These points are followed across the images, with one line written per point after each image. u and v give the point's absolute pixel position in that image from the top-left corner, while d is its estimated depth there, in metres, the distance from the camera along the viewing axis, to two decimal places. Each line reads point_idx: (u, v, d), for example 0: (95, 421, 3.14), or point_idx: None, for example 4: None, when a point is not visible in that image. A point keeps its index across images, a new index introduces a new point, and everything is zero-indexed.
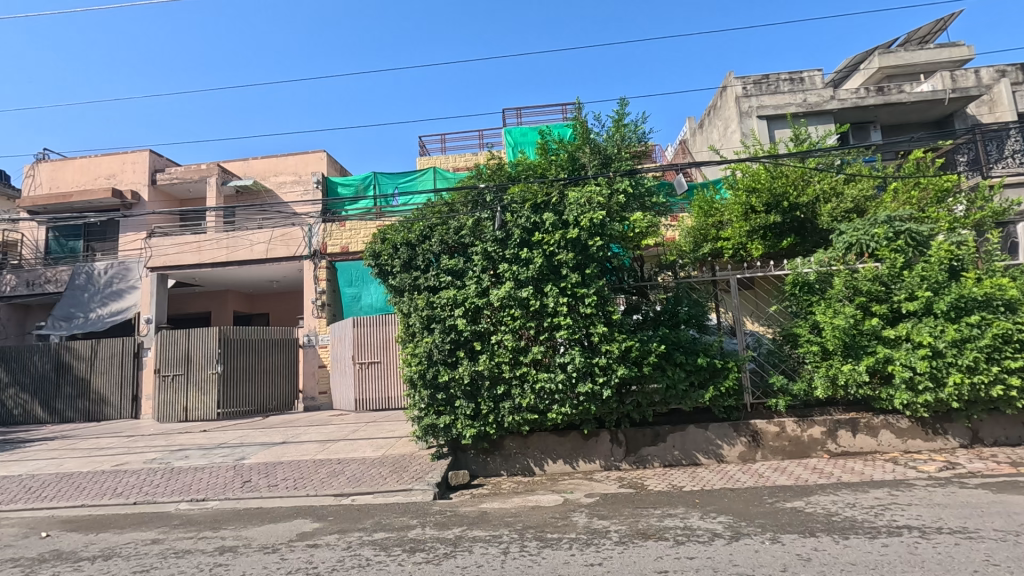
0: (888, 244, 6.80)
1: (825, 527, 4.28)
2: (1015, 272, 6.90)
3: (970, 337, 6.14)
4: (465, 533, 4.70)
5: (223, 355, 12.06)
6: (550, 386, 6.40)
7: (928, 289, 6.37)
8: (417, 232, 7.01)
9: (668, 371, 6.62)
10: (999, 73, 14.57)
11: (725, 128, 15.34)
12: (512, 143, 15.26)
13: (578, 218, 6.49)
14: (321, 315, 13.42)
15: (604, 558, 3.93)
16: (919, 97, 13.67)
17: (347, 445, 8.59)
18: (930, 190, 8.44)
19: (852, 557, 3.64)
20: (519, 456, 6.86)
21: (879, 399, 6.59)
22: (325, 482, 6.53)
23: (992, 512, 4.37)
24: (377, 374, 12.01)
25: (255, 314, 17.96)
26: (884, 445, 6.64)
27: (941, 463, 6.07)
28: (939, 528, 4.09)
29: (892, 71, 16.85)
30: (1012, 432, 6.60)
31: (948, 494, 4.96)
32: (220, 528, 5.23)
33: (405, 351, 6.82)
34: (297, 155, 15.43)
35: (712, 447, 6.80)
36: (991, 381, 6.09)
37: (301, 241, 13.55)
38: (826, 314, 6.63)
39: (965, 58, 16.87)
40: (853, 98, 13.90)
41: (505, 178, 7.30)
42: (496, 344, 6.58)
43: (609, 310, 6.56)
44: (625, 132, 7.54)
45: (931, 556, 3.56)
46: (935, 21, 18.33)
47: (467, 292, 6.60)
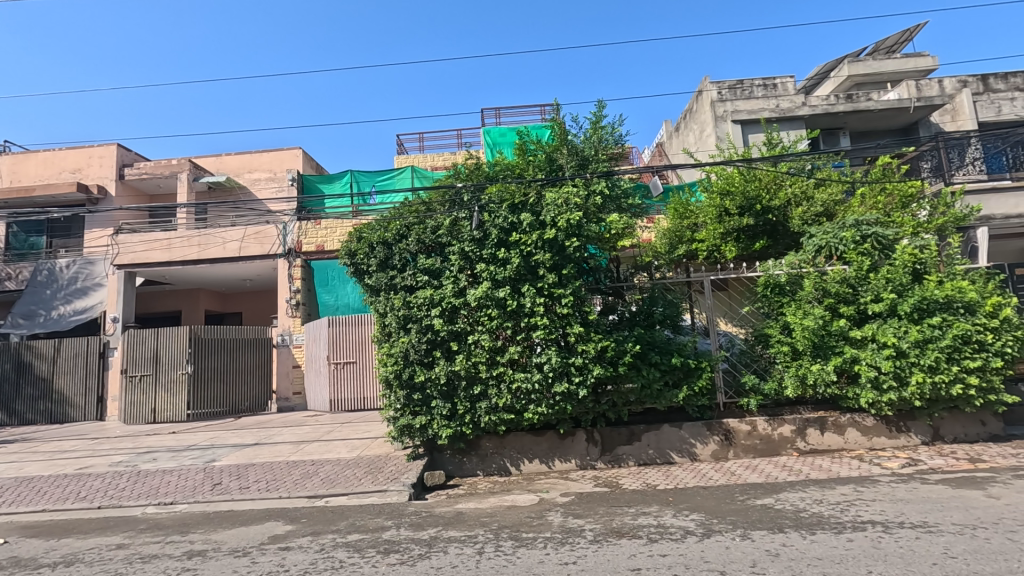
0: (856, 248, 7.00)
1: (794, 523, 4.38)
2: (975, 276, 7.16)
3: (932, 338, 6.36)
4: (440, 534, 4.67)
5: (195, 355, 11.79)
6: (527, 386, 6.41)
7: (892, 291, 6.58)
8: (393, 231, 6.97)
9: (643, 371, 6.68)
10: (961, 84, 15.14)
11: (700, 131, 15.58)
12: (490, 143, 15.26)
13: (556, 218, 6.52)
14: (295, 314, 13.22)
15: (578, 556, 3.96)
16: (887, 105, 14.06)
17: (322, 446, 8.48)
18: (895, 195, 8.69)
19: (818, 552, 3.73)
20: (495, 456, 6.87)
21: (846, 398, 6.78)
22: (298, 484, 6.43)
23: (951, 506, 4.53)
24: (353, 374, 11.89)
25: (228, 313, 17.63)
26: (850, 443, 6.83)
27: (904, 459, 6.26)
28: (901, 523, 4.22)
29: (861, 79, 17.30)
30: (971, 430, 6.85)
31: (911, 490, 5.12)
32: (188, 532, 5.11)
33: (380, 351, 6.77)
34: (272, 152, 15.14)
35: (686, 446, 6.90)
36: (951, 380, 6.30)
37: (276, 239, 13.33)
38: (796, 315, 6.80)
39: (929, 68, 17.42)
40: (823, 105, 14.26)
41: (482, 178, 7.29)
42: (473, 344, 6.57)
43: (586, 310, 6.62)
44: (602, 134, 7.62)
45: (893, 550, 3.67)
46: (901, 31, 18.92)
47: (444, 292, 6.57)
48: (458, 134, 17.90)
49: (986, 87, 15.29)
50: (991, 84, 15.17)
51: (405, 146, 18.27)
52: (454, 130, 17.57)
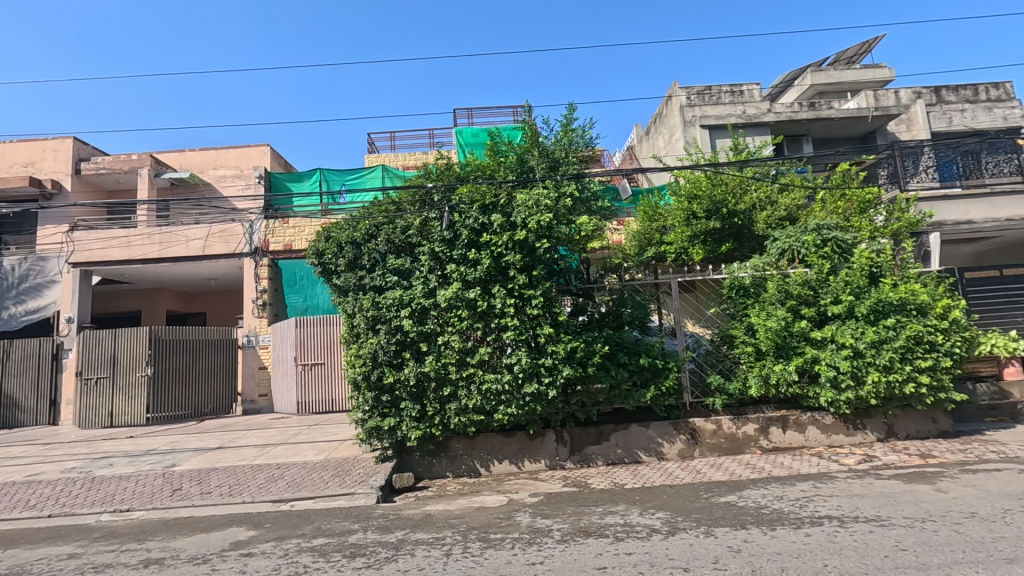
0: (816, 251, 7.25)
1: (755, 519, 4.49)
2: (927, 279, 7.48)
3: (887, 338, 6.61)
4: (407, 536, 4.64)
5: (154, 356, 11.38)
6: (497, 387, 6.41)
7: (850, 294, 6.81)
8: (362, 231, 6.89)
9: (612, 371, 6.75)
10: (915, 95, 15.83)
11: (670, 136, 15.82)
12: (463, 144, 15.24)
13: (526, 220, 6.53)
14: (262, 315, 12.94)
15: (546, 556, 3.99)
16: (847, 113, 14.58)
17: (288, 448, 8.31)
18: (854, 201, 9.01)
19: (777, 547, 3.83)
20: (465, 457, 6.85)
21: (806, 397, 6.98)
22: (263, 488, 6.29)
23: (903, 500, 4.72)
24: (320, 375, 11.69)
25: (191, 313, 17.16)
26: (810, 440, 7.04)
27: (860, 456, 6.49)
28: (856, 517, 4.37)
29: (823, 88, 17.88)
30: (923, 427, 7.14)
31: (866, 485, 5.31)
32: (145, 539, 4.95)
33: (349, 352, 6.68)
34: (239, 148, 14.79)
35: (653, 445, 7.01)
36: (905, 380, 6.55)
37: (242, 238, 13.02)
38: (760, 316, 6.99)
39: (886, 79, 18.10)
40: (787, 112, 14.66)
41: (453, 178, 7.25)
42: (443, 345, 6.53)
43: (555, 311, 6.65)
44: (573, 137, 7.68)
45: (847, 544, 3.80)
46: (860, 43, 19.63)
47: (414, 292, 6.53)
48: (430, 133, 17.78)
49: (938, 99, 16.01)
50: (942, 95, 15.87)
51: (376, 145, 18.09)
52: (426, 129, 17.48)
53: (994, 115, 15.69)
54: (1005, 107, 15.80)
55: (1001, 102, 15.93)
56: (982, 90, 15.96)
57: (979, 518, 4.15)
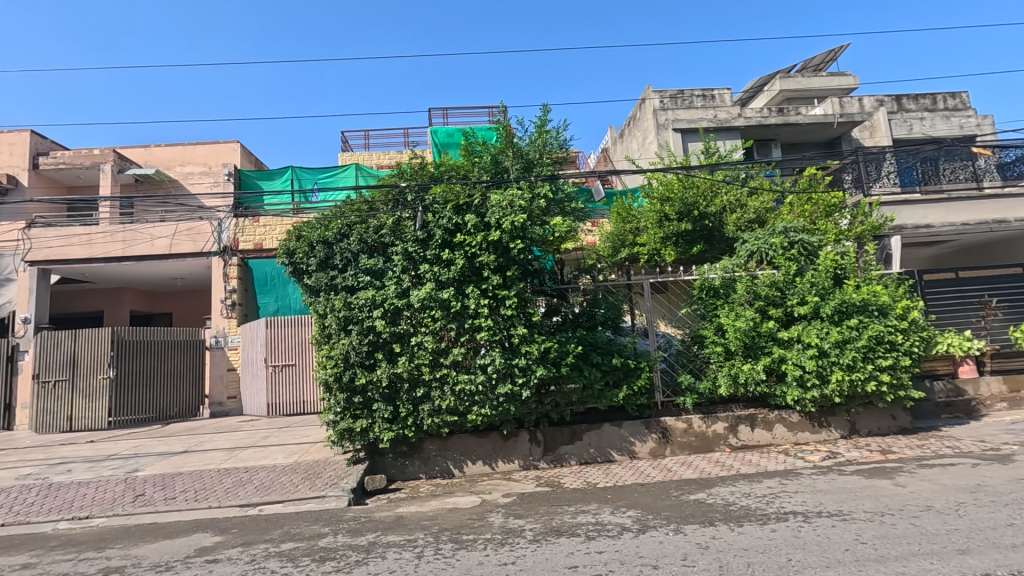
0: (784, 253, 7.45)
1: (723, 516, 4.58)
2: (888, 281, 7.74)
3: (851, 338, 6.80)
4: (378, 539, 4.59)
5: (117, 359, 11.00)
6: (471, 387, 6.40)
7: (816, 295, 6.99)
8: (334, 230, 6.81)
9: (585, 371, 6.81)
10: (877, 103, 16.38)
11: (643, 139, 16.04)
12: (437, 143, 15.16)
13: (500, 220, 6.52)
14: (231, 315, 12.66)
15: (518, 556, 3.99)
16: (814, 119, 14.97)
17: (257, 451, 8.15)
18: (820, 205, 9.27)
19: (744, 543, 3.92)
20: (438, 458, 6.82)
21: (774, 395, 7.14)
22: (230, 493, 6.15)
23: (864, 495, 4.87)
24: (291, 377, 11.48)
25: (157, 313, 16.68)
26: (778, 438, 7.21)
27: (824, 453, 6.68)
28: (819, 512, 4.49)
29: (792, 94, 18.34)
30: (883, 424, 7.37)
31: (830, 481, 5.46)
32: (105, 547, 4.79)
33: (320, 353, 6.60)
34: (207, 145, 14.44)
35: (626, 444, 7.09)
36: (867, 378, 6.75)
37: (210, 237, 12.71)
38: (729, 317, 7.13)
39: (851, 87, 18.66)
40: (757, 117, 14.97)
41: (427, 178, 7.19)
42: (415, 346, 6.49)
43: (529, 311, 6.67)
44: (547, 138, 7.69)
45: (811, 538, 3.90)
46: (827, 51, 20.20)
47: (387, 292, 6.47)
48: (405, 132, 17.66)
49: (899, 107, 16.59)
50: (903, 103, 16.45)
51: (349, 143, 17.88)
52: (400, 128, 17.35)
53: (952, 123, 16.34)
54: (962, 115, 16.48)
55: (958, 111, 16.59)
56: (941, 99, 16.59)
57: (934, 511, 4.30)
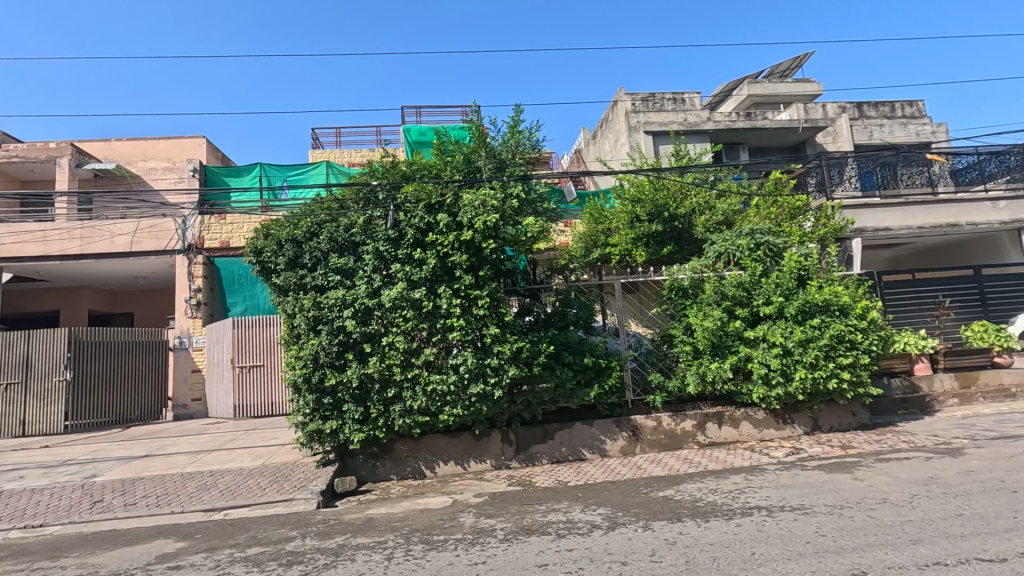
0: (750, 254, 7.64)
1: (690, 512, 4.67)
2: (849, 282, 8.00)
3: (813, 337, 7.00)
4: (348, 541, 4.54)
5: (74, 360, 10.52)
6: (442, 387, 6.38)
7: (781, 295, 7.19)
8: (304, 228, 6.71)
9: (557, 371, 6.85)
10: (840, 109, 16.91)
11: (615, 140, 16.23)
12: (410, 142, 15.04)
13: (472, 219, 6.50)
14: (196, 315, 12.33)
15: (488, 556, 4.00)
16: (779, 124, 15.38)
17: (223, 455, 7.95)
18: (785, 208, 9.54)
19: (710, 537, 4.00)
20: (409, 459, 6.77)
21: (740, 393, 7.30)
22: (194, 497, 5.99)
23: (825, 489, 5.03)
24: (259, 378, 11.25)
25: (117, 313, 16.12)
26: (744, 435, 7.38)
27: (788, 449, 6.87)
28: (782, 507, 4.62)
29: (758, 100, 18.82)
30: (844, 420, 7.62)
31: (793, 476, 5.63)
32: (60, 556, 4.62)
33: (289, 353, 6.50)
34: (171, 140, 14.03)
35: (597, 443, 7.16)
36: (828, 376, 6.96)
37: (174, 234, 12.40)
38: (698, 317, 7.28)
39: (815, 93, 19.23)
40: (725, 121, 15.30)
41: (399, 176, 7.11)
42: (387, 346, 6.43)
43: (502, 311, 6.67)
44: (519, 138, 7.67)
45: (774, 532, 4.01)
46: (792, 58, 20.77)
47: (357, 292, 6.41)
48: (377, 130, 17.49)
49: (860, 113, 17.18)
50: (864, 110, 17.02)
51: (320, 140, 17.60)
52: (372, 126, 17.15)
53: (908, 131, 17.03)
54: (918, 123, 17.15)
55: (915, 119, 17.25)
56: (898, 107, 17.23)
57: (890, 503, 4.47)
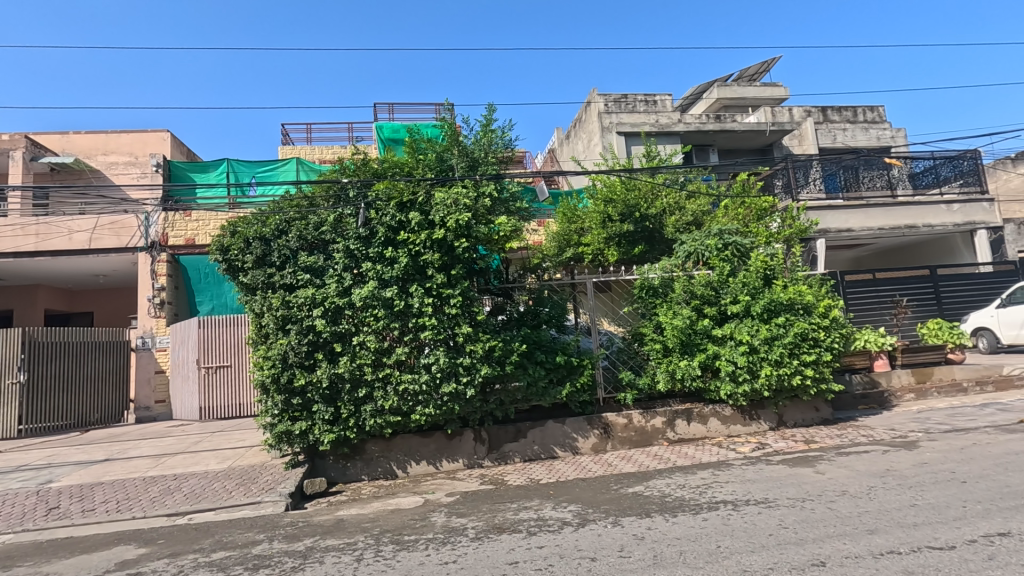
0: (718, 254, 7.81)
1: (659, 507, 4.76)
2: (812, 281, 8.24)
3: (778, 335, 7.18)
4: (316, 544, 4.48)
5: (30, 362, 9.96)
6: (414, 387, 6.34)
7: (747, 294, 7.36)
8: (272, 226, 6.60)
9: (529, 369, 6.88)
10: (806, 113, 17.38)
11: (588, 141, 16.38)
12: (383, 139, 14.91)
13: (444, 218, 6.48)
14: (159, 314, 11.99)
15: (459, 555, 4.00)
16: (748, 127, 15.74)
17: (187, 458, 7.75)
18: (752, 209, 9.79)
19: (678, 532, 4.08)
20: (381, 459, 6.72)
21: (709, 390, 7.45)
22: (156, 502, 5.82)
23: (788, 483, 5.18)
24: (226, 379, 11.00)
25: (75, 313, 15.56)
26: (712, 431, 7.52)
27: (754, 444, 7.04)
28: (747, 500, 4.74)
29: (727, 102, 19.22)
30: (807, 415, 7.85)
31: (758, 470, 5.77)
32: (12, 565, 4.43)
33: (257, 354, 6.39)
34: (133, 134, 13.54)
35: (569, 440, 7.22)
36: (793, 372, 7.16)
37: (136, 231, 12.03)
38: (667, 315, 7.40)
39: (782, 97, 19.74)
40: (696, 123, 15.58)
41: (370, 174, 7.03)
42: (357, 345, 6.37)
43: (474, 310, 6.66)
44: (493, 137, 7.54)
45: (739, 526, 4.11)
46: (761, 63, 21.26)
47: (327, 291, 6.32)
48: (349, 127, 17.31)
49: (824, 117, 17.70)
50: (828, 114, 17.53)
51: (290, 136, 17.28)
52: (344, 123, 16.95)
53: (870, 135, 17.62)
54: (879, 127, 17.75)
55: (876, 123, 17.85)
56: (861, 112, 17.76)
57: (849, 495, 4.63)
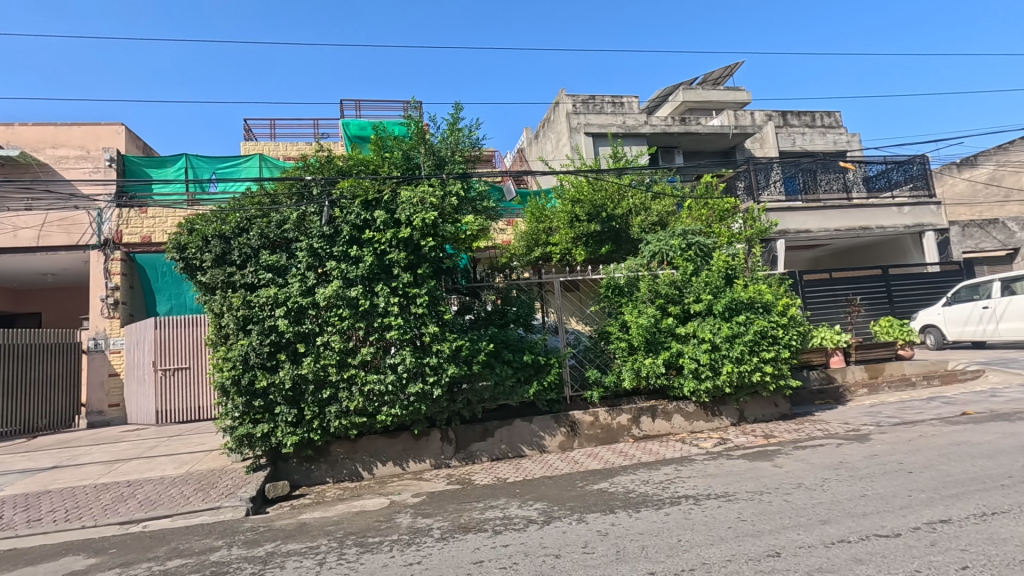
0: (682, 254, 7.96)
1: (623, 503, 4.82)
2: (772, 280, 8.48)
3: (739, 333, 7.36)
4: (277, 548, 4.39)
5: None
6: (380, 387, 6.27)
7: (709, 293, 7.53)
8: (232, 223, 6.43)
9: (496, 368, 6.87)
10: (767, 117, 17.89)
11: (557, 141, 16.50)
12: (350, 136, 14.67)
13: (410, 217, 6.43)
14: (113, 315, 11.52)
15: (423, 555, 3.98)
16: (711, 130, 16.12)
17: (142, 463, 7.48)
18: (715, 210, 10.04)
19: (641, 527, 4.14)
20: (346, 461, 6.63)
21: (673, 387, 7.59)
22: (108, 510, 5.60)
23: (747, 476, 5.33)
24: (184, 381, 10.67)
25: (23, 313, 14.84)
26: (676, 427, 7.67)
27: (716, 439, 7.22)
28: (708, 494, 4.86)
29: (693, 106, 19.64)
30: (766, 411, 8.08)
31: (719, 465, 5.91)
32: None
33: (216, 355, 6.22)
34: (86, 127, 13.00)
35: (536, 439, 7.25)
36: (753, 369, 7.35)
37: (88, 228, 11.54)
38: (633, 314, 7.50)
39: (745, 101, 20.27)
40: (662, 125, 15.86)
41: (335, 171, 6.92)
42: (322, 346, 6.26)
43: (441, 310, 6.63)
44: (459, 136, 7.47)
45: (699, 519, 4.21)
46: (725, 67, 21.79)
47: (290, 290, 6.19)
48: (315, 123, 17.01)
49: (785, 122, 18.24)
50: (788, 119, 18.03)
51: (252, 131, 16.86)
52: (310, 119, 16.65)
53: (827, 139, 18.25)
54: (835, 133, 18.41)
55: (833, 128, 18.48)
56: (818, 117, 18.38)
57: (804, 487, 4.79)
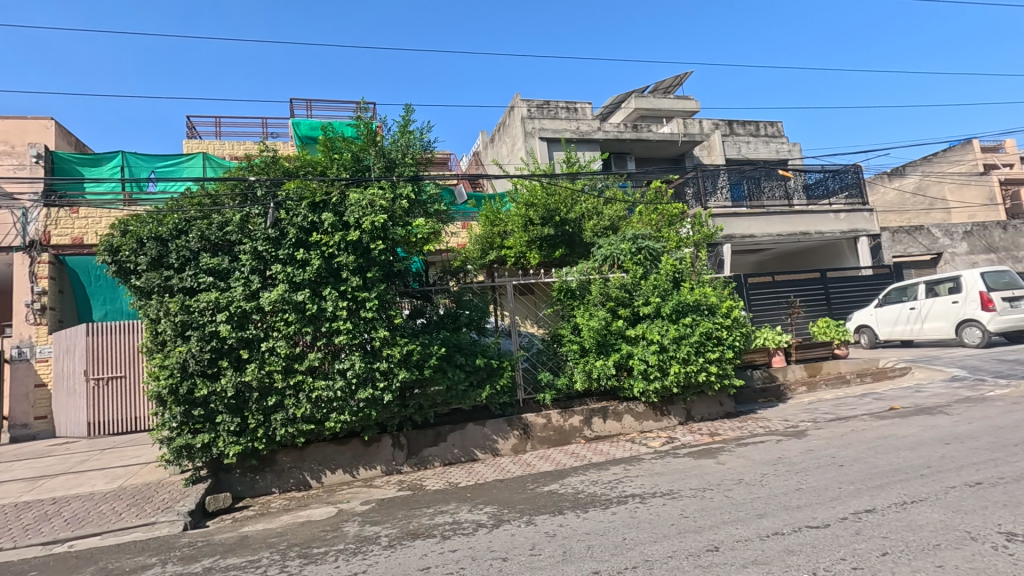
0: (632, 258, 8.14)
1: (572, 504, 4.87)
2: (717, 283, 8.77)
3: (685, 334, 7.58)
4: (216, 563, 4.21)
5: None
6: (328, 394, 6.13)
7: (658, 296, 7.71)
8: (170, 225, 6.17)
9: (448, 372, 6.80)
10: (714, 125, 18.54)
11: (512, 145, 16.58)
12: (300, 136, 14.31)
13: (360, 220, 6.33)
14: (41, 321, 10.79)
15: (369, 564, 3.91)
16: (662, 137, 16.55)
17: (71, 479, 7.04)
18: (665, 215, 10.31)
19: (587, 527, 4.20)
20: (293, 470, 6.44)
21: (623, 388, 7.76)
22: (30, 530, 5.24)
23: (692, 474, 5.49)
24: (120, 392, 10.13)
25: None
26: (626, 427, 7.82)
27: (665, 438, 7.41)
28: (653, 493, 4.98)
29: (644, 113, 20.14)
30: (712, 409, 8.35)
31: (665, 463, 6.08)
32: None
33: (152, 363, 5.94)
34: (10, 121, 12.13)
35: (489, 442, 7.25)
36: (698, 369, 7.58)
37: (11, 229, 10.85)
38: (584, 317, 7.62)
39: (693, 110, 20.93)
40: (615, 131, 16.18)
41: (280, 172, 6.73)
42: (267, 352, 6.06)
43: (391, 313, 6.55)
44: (410, 138, 7.36)
45: (643, 517, 4.31)
46: (675, 76, 22.45)
47: (233, 295, 5.98)
48: (263, 122, 16.53)
49: (731, 130, 18.94)
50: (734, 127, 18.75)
51: (195, 129, 16.19)
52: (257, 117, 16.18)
53: (770, 148, 19.06)
54: (779, 141, 19.23)
55: (776, 137, 19.32)
56: (762, 127, 19.21)
57: (744, 483, 4.98)
